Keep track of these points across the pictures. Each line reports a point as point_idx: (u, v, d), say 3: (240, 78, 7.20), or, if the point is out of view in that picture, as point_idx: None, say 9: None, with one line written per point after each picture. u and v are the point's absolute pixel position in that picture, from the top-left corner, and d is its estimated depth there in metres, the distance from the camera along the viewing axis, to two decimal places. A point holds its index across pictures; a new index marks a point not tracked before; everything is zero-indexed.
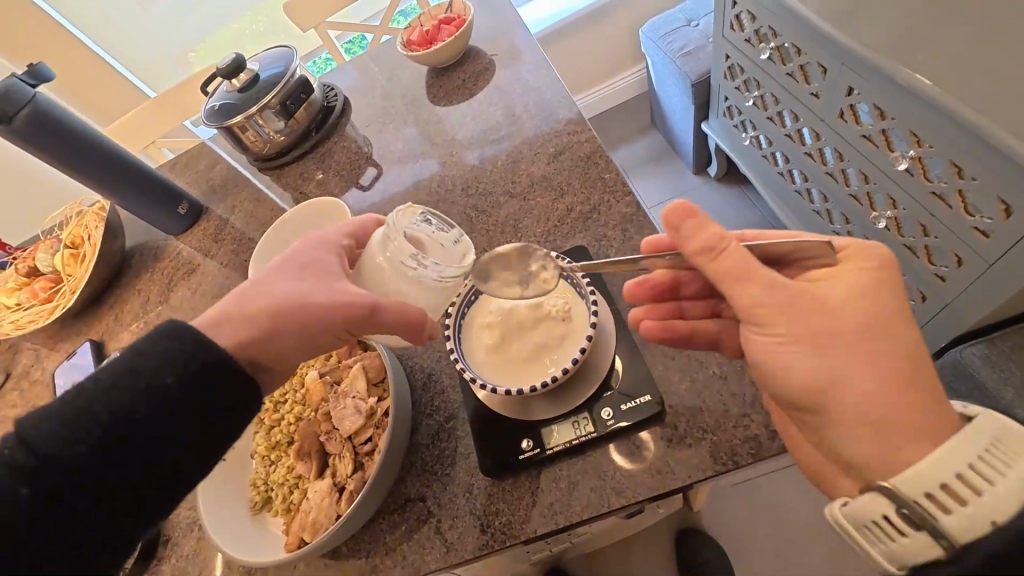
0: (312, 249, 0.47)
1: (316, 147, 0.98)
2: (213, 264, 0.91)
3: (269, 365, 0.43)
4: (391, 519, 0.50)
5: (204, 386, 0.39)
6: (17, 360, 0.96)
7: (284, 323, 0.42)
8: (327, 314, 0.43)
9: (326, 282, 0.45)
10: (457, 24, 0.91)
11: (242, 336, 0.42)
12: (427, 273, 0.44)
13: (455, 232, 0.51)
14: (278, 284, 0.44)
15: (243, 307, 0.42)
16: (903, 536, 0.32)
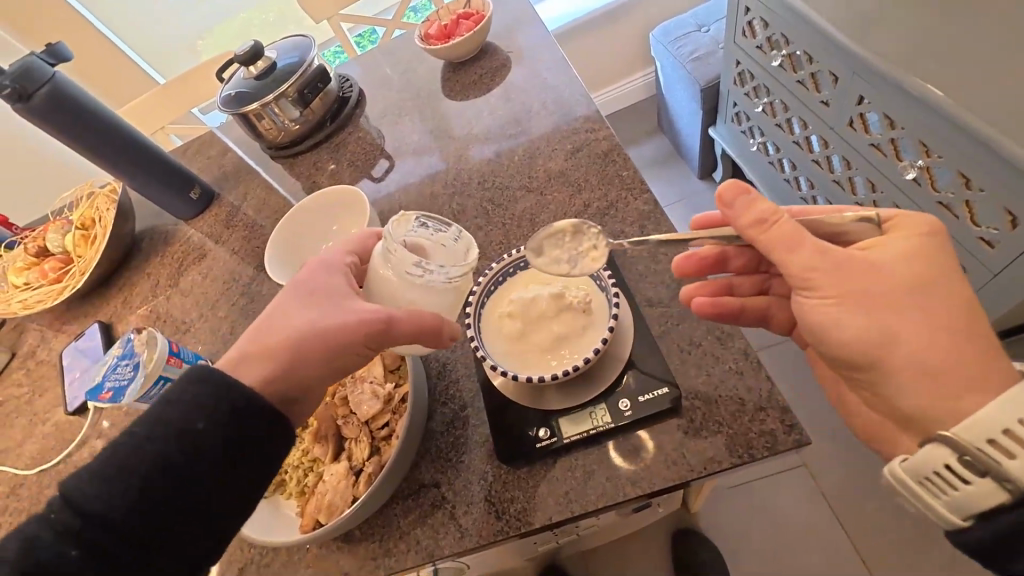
0: (317, 273, 0.48)
1: (331, 138, 0.99)
2: (224, 249, 0.92)
3: (297, 395, 0.45)
4: (405, 504, 0.50)
5: (230, 424, 0.40)
6: (23, 340, 0.96)
7: (304, 355, 0.44)
8: (344, 336, 0.44)
9: (337, 305, 0.46)
10: (476, 19, 0.92)
11: (266, 373, 0.43)
12: (434, 278, 0.45)
13: (455, 229, 0.51)
14: (290, 317, 0.45)
15: (263, 346, 0.44)
16: (967, 484, 0.34)
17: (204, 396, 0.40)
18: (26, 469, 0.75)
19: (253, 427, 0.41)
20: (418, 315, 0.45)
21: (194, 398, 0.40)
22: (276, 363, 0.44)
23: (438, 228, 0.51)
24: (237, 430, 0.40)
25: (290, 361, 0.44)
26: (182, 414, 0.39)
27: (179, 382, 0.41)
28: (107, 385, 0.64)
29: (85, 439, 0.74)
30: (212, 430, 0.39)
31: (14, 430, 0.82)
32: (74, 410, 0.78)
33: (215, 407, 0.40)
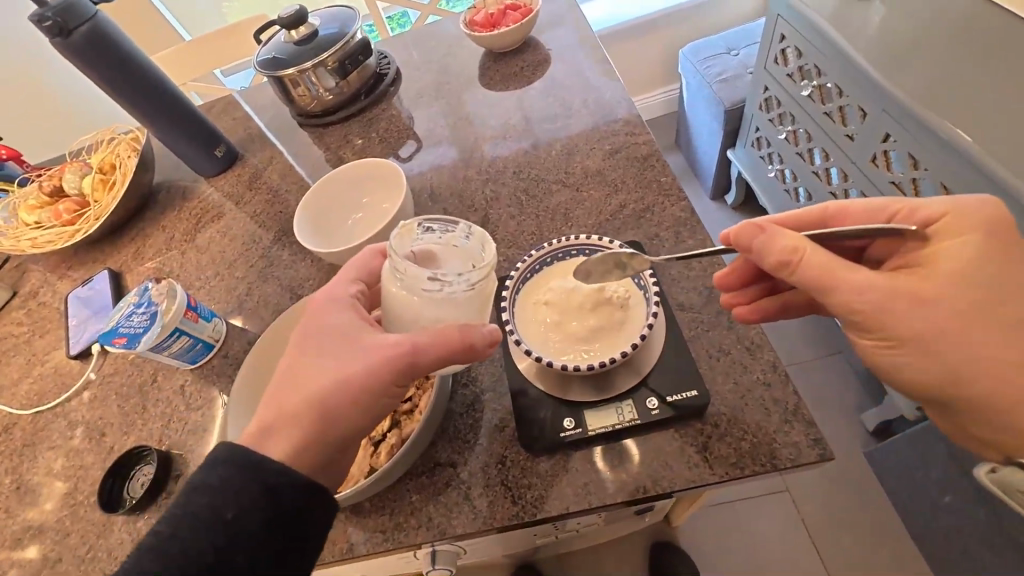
0: (322, 315, 0.47)
1: (364, 112, 0.99)
2: (245, 210, 0.91)
3: (332, 449, 0.43)
4: (418, 480, 0.50)
5: (269, 496, 0.39)
6: (25, 279, 0.94)
7: (329, 412, 0.42)
8: (371, 379, 0.43)
9: (355, 349, 0.44)
10: (523, 12, 0.92)
11: (294, 445, 0.42)
12: (453, 289, 0.43)
13: (463, 224, 0.48)
14: (310, 372, 0.44)
15: (284, 411, 0.43)
16: None
17: (234, 477, 0.39)
18: (20, 409, 0.74)
19: (290, 496, 0.40)
20: (441, 336, 0.42)
21: (225, 485, 0.39)
22: (301, 423, 0.42)
23: (445, 229, 0.48)
24: (276, 504, 0.39)
25: (313, 417, 0.42)
26: (210, 502, 0.38)
27: (203, 469, 0.39)
28: (121, 331, 0.63)
29: (85, 385, 0.73)
30: (244, 514, 0.38)
31: (10, 369, 0.80)
32: (76, 354, 0.77)
33: (243, 493, 0.39)
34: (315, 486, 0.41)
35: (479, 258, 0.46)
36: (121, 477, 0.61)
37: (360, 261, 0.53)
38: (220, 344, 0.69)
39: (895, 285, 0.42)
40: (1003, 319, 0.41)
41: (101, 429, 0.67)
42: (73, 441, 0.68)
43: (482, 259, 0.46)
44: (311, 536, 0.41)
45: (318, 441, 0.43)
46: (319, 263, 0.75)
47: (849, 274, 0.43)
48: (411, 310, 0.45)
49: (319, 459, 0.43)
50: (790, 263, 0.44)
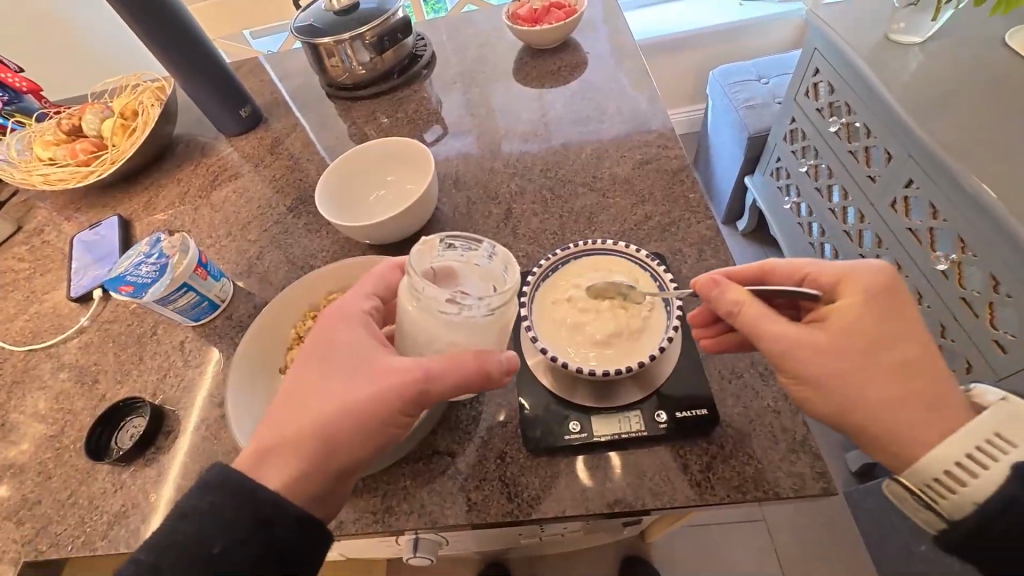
0: (333, 332, 0.46)
1: (394, 91, 0.98)
2: (263, 173, 0.90)
3: (331, 474, 0.42)
4: (415, 466, 0.50)
5: (266, 525, 0.39)
6: (32, 215, 0.93)
7: (331, 440, 0.42)
8: (378, 406, 0.42)
9: (365, 372, 0.44)
10: (568, 12, 0.92)
11: (292, 472, 0.41)
12: (470, 312, 0.41)
13: (486, 243, 0.47)
14: (317, 392, 0.43)
15: (286, 434, 0.42)
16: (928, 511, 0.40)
17: (225, 505, 0.39)
18: (13, 345, 0.72)
19: (283, 529, 0.39)
20: (454, 363, 0.42)
21: (215, 512, 0.38)
22: (302, 447, 0.41)
23: (467, 246, 0.46)
24: (269, 542, 0.39)
25: (317, 442, 0.41)
26: (197, 532, 0.38)
27: (194, 494, 0.39)
28: (128, 279, 0.62)
29: (83, 329, 0.72)
30: (234, 549, 0.38)
31: (6, 305, 0.79)
32: (77, 297, 0.75)
33: (235, 527, 0.38)
34: (308, 518, 0.40)
35: (499, 280, 0.45)
36: (110, 427, 0.60)
37: (375, 273, 0.52)
38: (225, 304, 0.68)
39: (814, 335, 0.42)
40: (898, 369, 0.40)
41: (94, 376, 0.66)
42: (64, 384, 0.66)
43: (502, 281, 0.44)
44: (301, 567, 0.41)
45: (317, 470, 0.42)
46: (336, 236, 0.74)
47: (783, 327, 0.43)
48: (426, 331, 0.44)
49: (316, 490, 0.42)
50: (733, 312, 0.44)
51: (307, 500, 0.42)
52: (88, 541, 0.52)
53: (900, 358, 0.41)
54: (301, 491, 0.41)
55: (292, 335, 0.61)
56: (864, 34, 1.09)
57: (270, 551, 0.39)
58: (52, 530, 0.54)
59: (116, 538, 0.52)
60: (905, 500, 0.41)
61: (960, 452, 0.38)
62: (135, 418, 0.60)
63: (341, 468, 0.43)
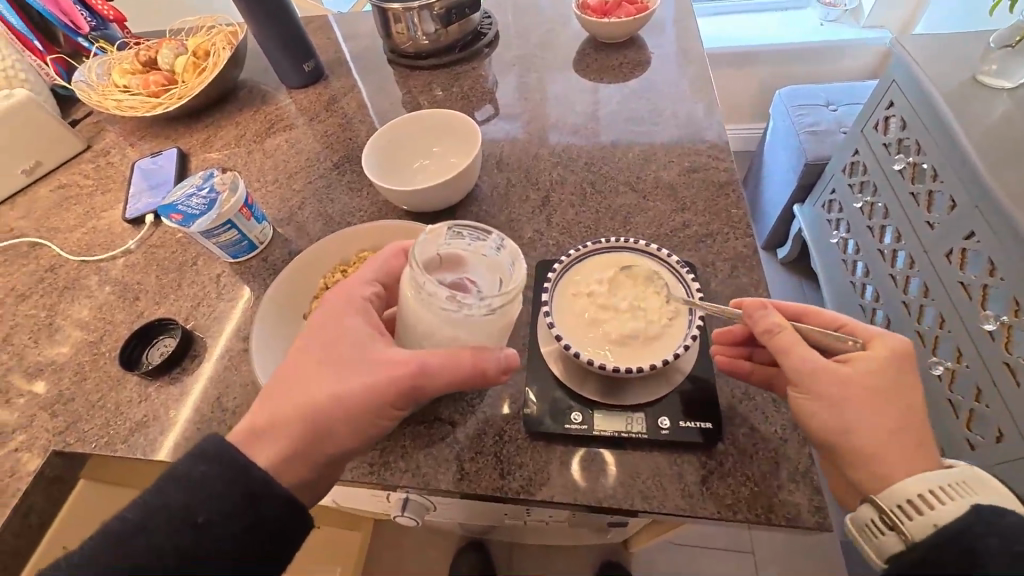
0: (335, 318, 0.48)
1: (453, 65, 0.99)
2: (316, 128, 0.92)
3: (320, 454, 0.44)
4: (416, 428, 0.51)
5: (252, 503, 0.40)
6: (102, 137, 0.98)
7: (325, 422, 0.43)
8: (373, 396, 0.44)
9: (362, 362, 0.45)
10: (639, 8, 0.90)
11: (283, 451, 0.43)
12: (469, 309, 0.41)
13: (496, 234, 0.47)
14: (314, 377, 0.45)
15: (280, 414, 0.43)
16: (882, 536, 0.38)
17: (216, 478, 0.39)
18: (69, 253, 0.78)
19: (271, 508, 0.41)
20: (453, 362, 0.43)
21: (206, 483, 0.39)
22: (297, 426, 0.43)
23: (475, 236, 0.47)
24: (256, 517, 0.40)
25: (311, 423, 0.43)
26: (185, 498, 0.38)
27: (187, 461, 0.40)
28: (179, 208, 0.65)
29: (131, 250, 0.76)
30: (219, 522, 0.39)
31: (67, 216, 0.84)
32: (130, 219, 0.79)
33: (224, 499, 0.39)
34: (295, 500, 0.42)
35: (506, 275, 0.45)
36: (143, 342, 0.64)
37: (379, 261, 0.53)
38: (262, 247, 0.71)
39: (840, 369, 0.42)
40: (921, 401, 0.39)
41: (137, 295, 0.70)
42: (107, 298, 0.71)
43: (506, 278, 0.44)
44: (286, 544, 0.42)
45: (306, 451, 0.43)
46: (376, 199, 0.76)
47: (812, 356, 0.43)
48: (425, 325, 0.44)
49: (305, 469, 0.44)
50: (771, 331, 0.44)
51: (295, 485, 0.44)
52: (110, 442, 0.56)
53: (896, 406, 0.40)
54: (289, 472, 0.43)
55: (320, 285, 0.63)
56: (950, 72, 1.03)
57: (256, 526, 0.40)
58: (79, 428, 0.58)
59: (134, 446, 0.55)
60: (865, 528, 0.40)
61: (929, 483, 0.38)
62: (167, 337, 0.64)
63: (332, 444, 0.44)
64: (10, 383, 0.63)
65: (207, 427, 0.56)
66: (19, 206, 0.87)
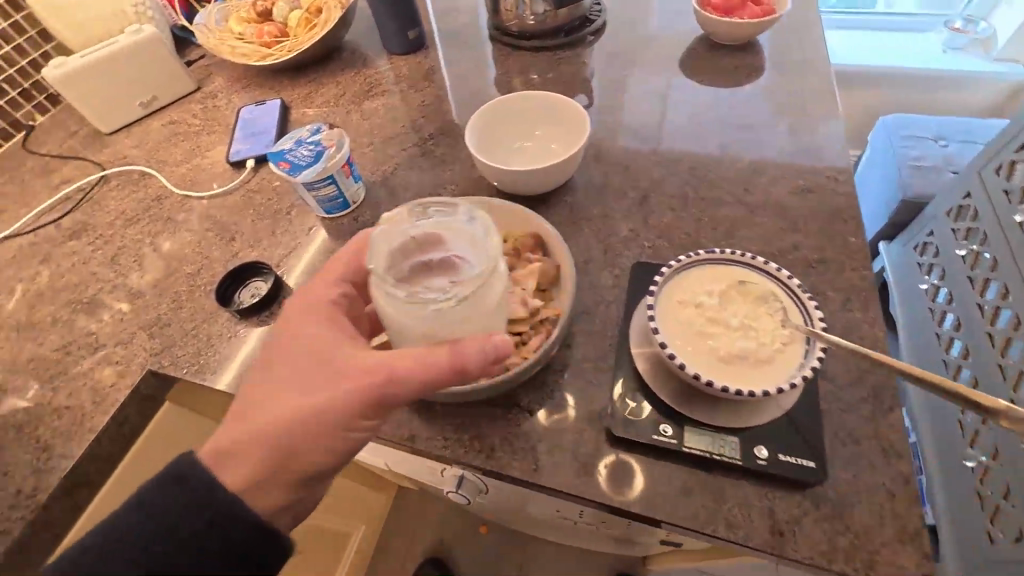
0: (296, 329, 0.47)
1: (557, 50, 0.96)
2: (413, 96, 0.92)
3: (293, 470, 0.43)
4: (494, 411, 0.50)
5: (226, 517, 0.40)
6: (211, 81, 1.02)
7: (292, 439, 0.43)
8: (339, 408, 0.43)
9: (325, 376, 0.44)
10: (764, 10, 0.85)
11: (250, 473, 0.42)
12: (434, 300, 0.41)
13: (464, 209, 0.47)
14: (276, 395, 0.44)
15: (241, 435, 0.43)
16: None
17: (188, 491, 0.40)
18: (174, 187, 0.82)
19: (239, 531, 0.41)
20: (420, 370, 0.42)
21: (179, 496, 0.40)
22: (261, 445, 0.42)
23: (444, 216, 0.47)
24: (231, 530, 0.40)
25: (280, 442, 0.43)
26: (162, 509, 0.39)
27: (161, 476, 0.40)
28: (286, 157, 0.66)
29: (230, 191, 0.79)
30: (193, 536, 0.39)
31: (175, 150, 0.89)
32: (232, 162, 0.82)
33: (197, 513, 0.39)
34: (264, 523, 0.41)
35: (472, 250, 0.45)
36: (237, 282, 0.66)
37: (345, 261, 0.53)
38: (354, 207, 0.72)
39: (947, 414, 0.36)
40: None
41: (233, 235, 0.73)
42: (207, 234, 0.74)
43: (471, 259, 0.44)
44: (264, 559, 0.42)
45: (274, 470, 0.43)
46: (468, 175, 0.76)
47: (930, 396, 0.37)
48: (402, 324, 0.44)
49: (278, 488, 0.44)
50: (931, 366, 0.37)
51: (271, 509, 0.44)
52: (200, 371, 0.59)
53: None
54: (262, 495, 0.43)
55: None
56: None
57: (230, 541, 0.40)
58: (173, 352, 0.61)
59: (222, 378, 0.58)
60: None
61: None
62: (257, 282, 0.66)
63: (301, 463, 0.43)
64: (116, 299, 0.68)
65: None
66: (133, 136, 0.93)
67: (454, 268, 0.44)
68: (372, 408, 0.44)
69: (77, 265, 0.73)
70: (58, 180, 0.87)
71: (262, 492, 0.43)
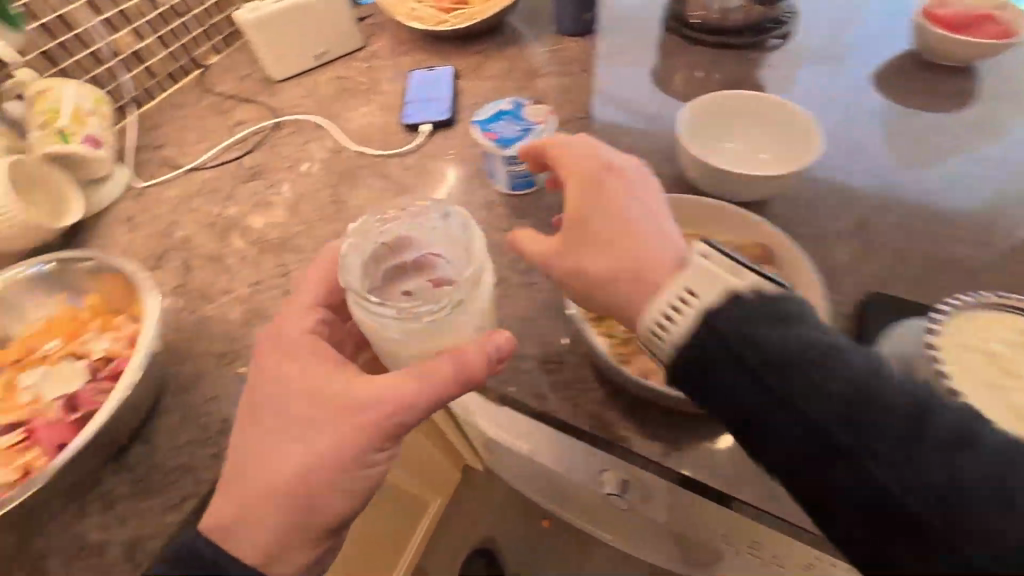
0: (280, 368, 0.47)
1: (743, 50, 0.91)
2: (587, 79, 0.89)
3: (323, 515, 0.44)
4: (714, 427, 0.51)
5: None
6: (374, 39, 1.02)
7: (309, 488, 0.43)
8: (354, 442, 0.44)
9: (325, 418, 0.44)
10: (1002, 33, 0.76)
11: (271, 538, 0.43)
12: (413, 312, 0.43)
13: (441, 207, 0.49)
14: (276, 453, 0.44)
15: (249, 499, 0.43)
16: None
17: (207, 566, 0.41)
18: (349, 142, 0.81)
19: None
20: (428, 386, 0.44)
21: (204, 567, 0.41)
22: (276, 503, 0.43)
23: (419, 215, 0.49)
24: None
25: (297, 497, 0.43)
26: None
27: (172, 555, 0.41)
28: (492, 128, 0.64)
29: (406, 153, 0.78)
30: None
31: (346, 105, 0.89)
32: (407, 125, 0.81)
33: None
34: None
35: (445, 244, 0.48)
36: None
37: (321, 285, 0.53)
38: (539, 188, 0.69)
39: None
40: None
41: (411, 198, 0.73)
42: (385, 194, 0.74)
43: (460, 262, 0.46)
44: None
45: (296, 526, 0.43)
46: (653, 171, 0.72)
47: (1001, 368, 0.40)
48: (390, 341, 0.45)
49: (304, 538, 0.44)
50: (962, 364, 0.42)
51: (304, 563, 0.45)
52: None
53: None
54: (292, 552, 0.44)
55: None
56: None
57: None
58: None
59: None
60: None
61: None
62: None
63: (323, 509, 0.44)
64: (300, 245, 0.69)
65: None
66: (303, 85, 0.94)
67: (432, 268, 0.48)
68: (382, 439, 0.44)
69: (259, 205, 0.74)
70: (233, 119, 0.90)
71: (282, 549, 0.44)
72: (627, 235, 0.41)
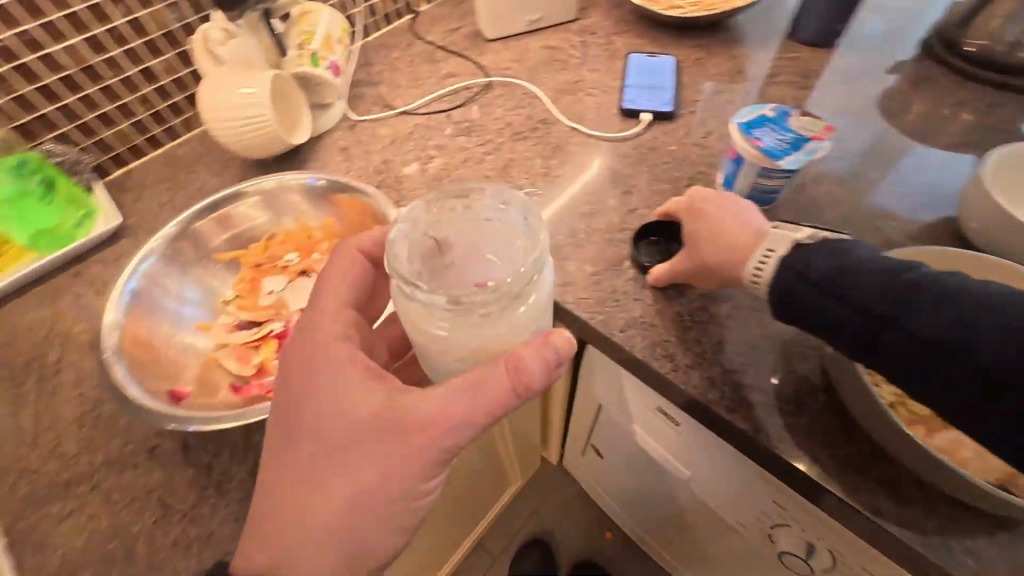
0: (315, 376, 0.44)
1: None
2: (824, 97, 0.80)
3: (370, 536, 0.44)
4: (992, 530, 0.42)
5: None
6: (590, 12, 0.98)
7: (354, 512, 0.43)
8: (404, 463, 0.42)
9: (367, 443, 0.43)
10: None
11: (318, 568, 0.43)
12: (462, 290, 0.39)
13: (497, 195, 0.45)
14: (313, 478, 0.43)
15: (285, 532, 0.42)
16: None
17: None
18: (560, 115, 0.79)
19: None
20: (482, 403, 0.41)
21: None
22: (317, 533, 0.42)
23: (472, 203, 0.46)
24: None
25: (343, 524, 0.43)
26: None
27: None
28: (756, 135, 0.58)
29: (623, 139, 0.74)
30: None
31: (558, 74, 0.86)
32: (624, 109, 0.77)
33: None
34: None
35: (492, 249, 0.43)
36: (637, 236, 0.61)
37: (347, 273, 0.50)
38: (773, 207, 0.64)
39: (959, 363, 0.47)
40: None
41: (627, 186, 0.69)
42: (601, 175, 0.70)
43: (515, 257, 0.41)
44: None
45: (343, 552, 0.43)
46: (907, 217, 0.63)
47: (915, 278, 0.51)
48: (450, 344, 0.42)
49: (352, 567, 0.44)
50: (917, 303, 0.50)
51: None
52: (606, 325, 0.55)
53: None
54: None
55: None
56: None
57: None
58: (578, 291, 0.58)
59: (632, 342, 0.54)
60: None
61: None
62: (654, 248, 0.61)
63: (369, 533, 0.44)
64: None
65: (707, 365, 0.52)
66: (514, 49, 0.93)
67: (477, 270, 0.42)
68: (428, 467, 0.43)
69: (469, 162, 0.74)
70: (444, 70, 0.91)
71: None
72: (718, 230, 0.51)
